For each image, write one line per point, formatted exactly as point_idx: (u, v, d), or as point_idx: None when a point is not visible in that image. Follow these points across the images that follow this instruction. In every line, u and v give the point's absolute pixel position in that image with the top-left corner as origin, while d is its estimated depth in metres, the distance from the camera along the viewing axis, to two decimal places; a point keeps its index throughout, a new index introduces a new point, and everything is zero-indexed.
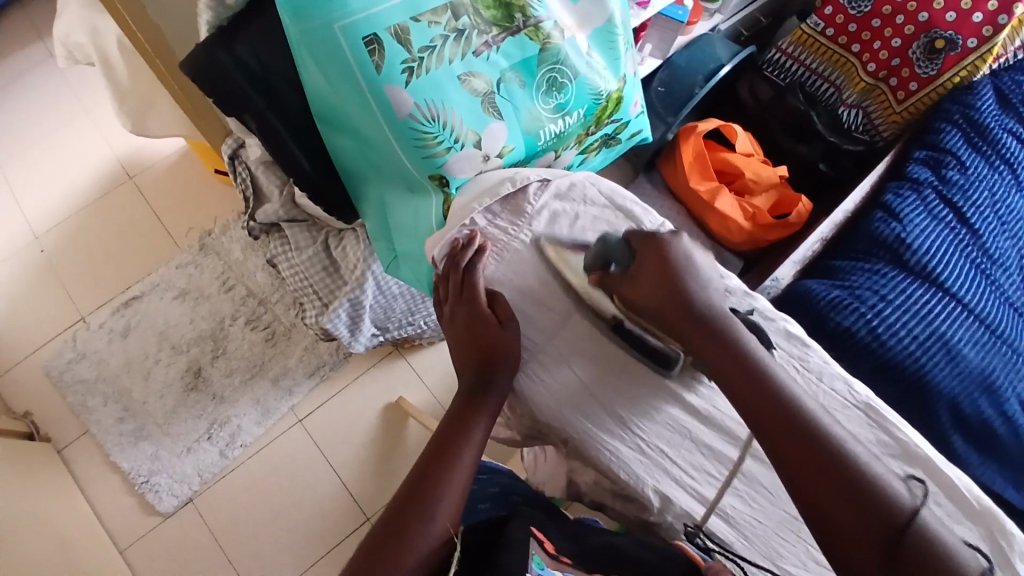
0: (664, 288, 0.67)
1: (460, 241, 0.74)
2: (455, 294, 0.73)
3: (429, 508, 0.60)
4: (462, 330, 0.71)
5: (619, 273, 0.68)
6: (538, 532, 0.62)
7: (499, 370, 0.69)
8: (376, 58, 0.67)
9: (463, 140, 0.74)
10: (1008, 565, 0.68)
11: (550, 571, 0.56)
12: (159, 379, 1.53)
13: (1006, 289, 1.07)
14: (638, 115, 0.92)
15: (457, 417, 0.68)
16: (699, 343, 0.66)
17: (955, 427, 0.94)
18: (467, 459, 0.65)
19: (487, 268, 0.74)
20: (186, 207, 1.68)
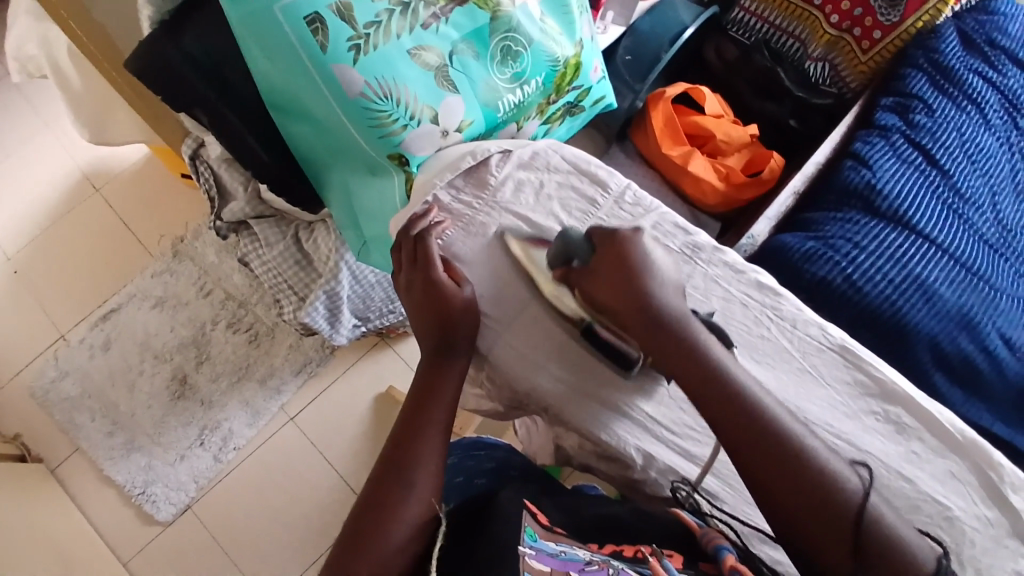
0: (625, 287, 0.65)
1: (418, 213, 0.73)
2: (412, 262, 0.71)
3: (408, 476, 0.62)
4: (421, 296, 0.69)
5: (583, 269, 0.67)
6: (531, 506, 0.61)
7: (456, 331, 0.68)
8: (320, 37, 0.65)
9: (419, 116, 0.72)
10: (999, 496, 0.70)
11: (543, 542, 0.55)
12: (145, 390, 1.51)
13: (979, 227, 1.07)
14: (600, 80, 0.91)
15: (424, 381, 0.68)
16: (665, 349, 0.64)
17: (937, 366, 0.95)
18: (439, 420, 0.66)
19: (446, 239, 0.73)
20: (157, 215, 1.65)
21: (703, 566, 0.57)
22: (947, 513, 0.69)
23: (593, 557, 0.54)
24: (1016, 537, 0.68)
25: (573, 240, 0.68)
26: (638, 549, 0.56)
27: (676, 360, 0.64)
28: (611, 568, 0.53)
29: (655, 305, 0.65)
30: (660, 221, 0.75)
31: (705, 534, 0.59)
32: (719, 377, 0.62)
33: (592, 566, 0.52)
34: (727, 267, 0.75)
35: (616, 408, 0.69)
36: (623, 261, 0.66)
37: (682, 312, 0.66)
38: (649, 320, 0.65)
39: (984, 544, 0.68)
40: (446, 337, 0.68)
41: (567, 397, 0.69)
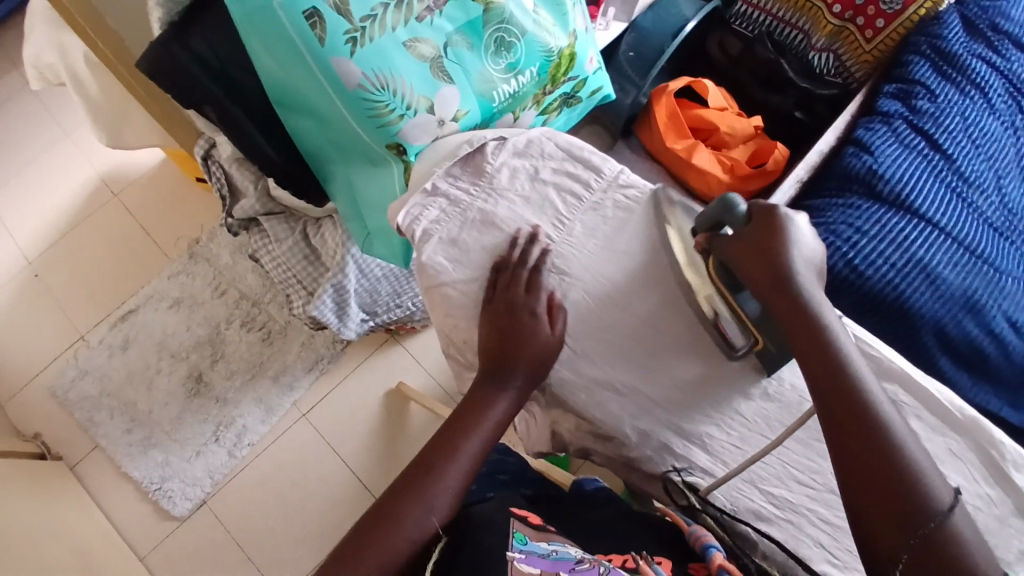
0: (770, 260, 0.63)
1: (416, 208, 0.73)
2: (505, 285, 0.70)
3: (440, 472, 0.62)
4: (499, 328, 0.68)
5: (726, 237, 0.66)
6: (519, 510, 0.60)
7: (516, 361, 0.67)
8: (318, 31, 0.68)
9: (416, 107, 0.74)
10: (1002, 474, 0.69)
11: (534, 544, 0.53)
12: (162, 388, 1.55)
13: (984, 211, 1.06)
14: (595, 71, 0.92)
15: (467, 409, 0.67)
16: (796, 319, 0.62)
17: (943, 349, 0.94)
18: (471, 450, 0.64)
19: (422, 224, 0.73)
20: (172, 218, 1.70)
21: (692, 567, 0.58)
22: None
23: (584, 557, 0.52)
24: (1018, 515, 0.68)
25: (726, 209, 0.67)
26: (628, 557, 0.53)
27: (805, 331, 0.61)
28: (603, 566, 0.50)
29: (796, 277, 0.62)
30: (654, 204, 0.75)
31: (693, 532, 0.58)
32: (843, 354, 0.59)
33: (582, 564, 0.50)
34: None
35: (613, 389, 0.70)
36: (772, 232, 0.64)
37: (815, 286, 0.63)
38: (789, 289, 0.62)
39: (987, 523, 0.68)
40: (488, 335, 0.68)
41: (566, 381, 0.70)
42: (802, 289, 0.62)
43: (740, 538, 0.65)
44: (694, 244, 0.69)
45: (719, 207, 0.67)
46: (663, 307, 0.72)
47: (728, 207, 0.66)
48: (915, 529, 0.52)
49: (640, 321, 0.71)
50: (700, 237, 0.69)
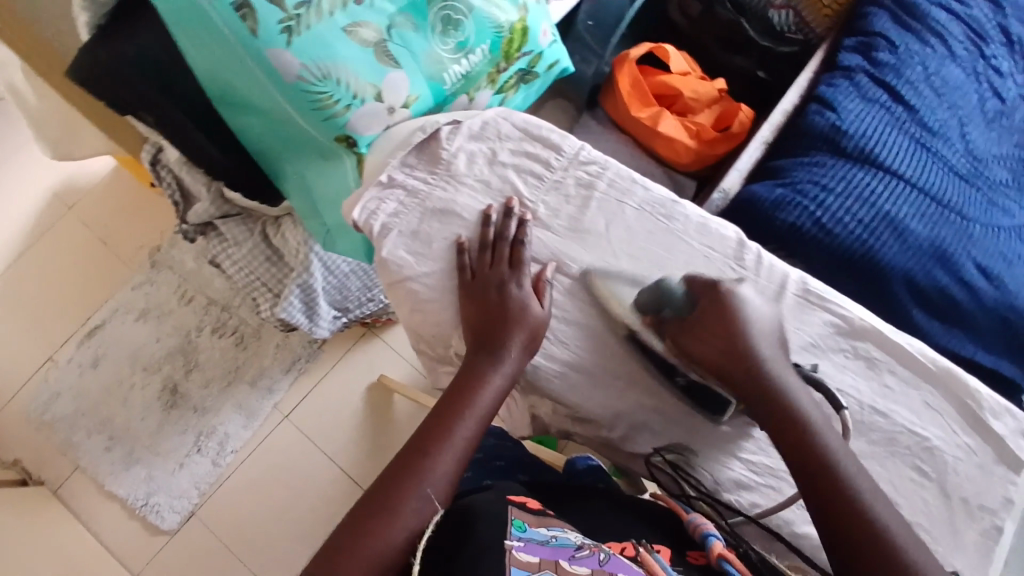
0: (725, 334, 0.63)
1: (372, 202, 0.71)
2: (486, 264, 0.67)
3: (434, 450, 0.56)
4: (485, 306, 0.65)
5: (674, 320, 0.66)
6: (517, 496, 0.53)
7: (510, 336, 0.64)
8: (249, 23, 0.64)
9: (362, 95, 0.71)
10: (979, 421, 0.70)
11: (533, 531, 0.47)
12: (138, 402, 1.51)
13: (949, 160, 1.06)
14: (551, 44, 0.90)
15: (460, 385, 0.61)
16: (760, 400, 0.61)
17: (914, 301, 0.94)
18: (467, 432, 0.58)
19: (380, 218, 0.70)
20: (131, 227, 1.64)
21: (691, 556, 0.56)
22: (927, 444, 0.70)
23: (583, 541, 0.48)
24: (999, 463, 0.69)
25: (672, 293, 0.66)
26: (627, 545, 0.50)
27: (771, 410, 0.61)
28: (603, 551, 0.47)
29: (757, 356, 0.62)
30: (615, 177, 0.74)
31: (691, 521, 0.57)
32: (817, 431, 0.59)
33: (582, 551, 0.46)
34: (687, 221, 0.73)
35: (588, 371, 0.69)
36: (722, 313, 0.64)
37: (779, 364, 0.63)
38: (752, 371, 0.62)
39: (970, 474, 0.69)
40: (487, 320, 0.64)
41: (542, 368, 0.68)
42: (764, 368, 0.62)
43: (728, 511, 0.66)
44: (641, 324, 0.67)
45: (662, 289, 0.67)
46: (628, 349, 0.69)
47: (671, 291, 0.66)
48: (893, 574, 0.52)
49: (609, 297, 0.70)
50: (645, 318, 0.67)
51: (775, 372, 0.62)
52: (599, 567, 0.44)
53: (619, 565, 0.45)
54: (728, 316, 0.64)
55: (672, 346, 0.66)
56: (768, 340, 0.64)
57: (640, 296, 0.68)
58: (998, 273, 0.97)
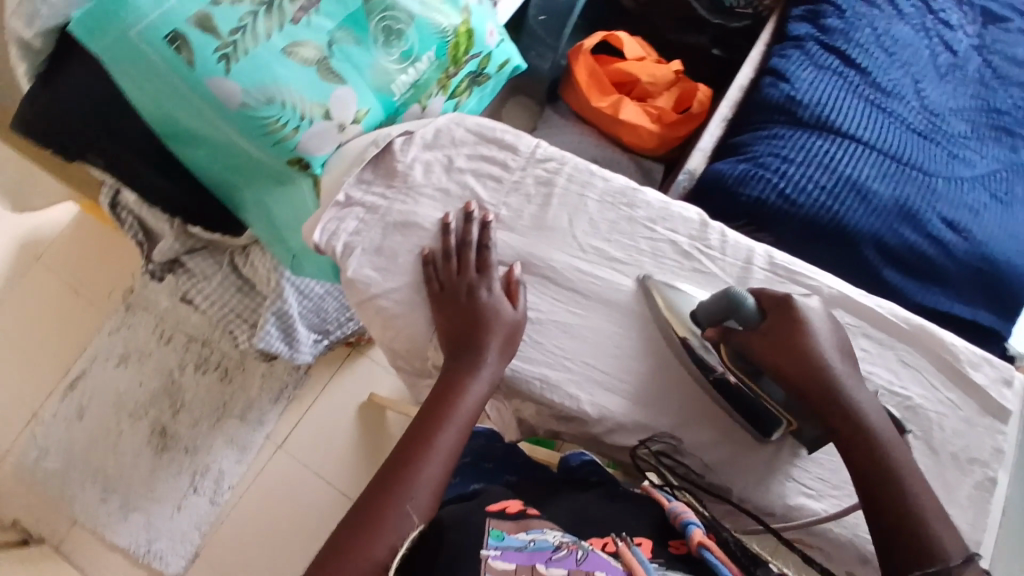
0: (799, 339, 0.62)
1: (329, 228, 0.69)
2: (453, 272, 0.66)
3: (416, 464, 0.55)
4: (458, 314, 0.65)
5: (743, 331, 0.63)
6: (492, 504, 0.51)
7: (487, 339, 0.63)
8: (185, 54, 0.64)
9: (310, 115, 0.70)
10: (958, 373, 0.72)
11: (512, 539, 0.46)
12: (128, 448, 1.49)
13: (906, 118, 1.07)
14: (498, 43, 0.89)
15: (439, 398, 0.60)
16: (831, 413, 0.61)
17: (885, 260, 0.95)
18: (448, 444, 0.57)
19: (341, 238, 0.69)
20: (100, 272, 1.61)
21: (672, 546, 0.54)
22: (910, 403, 0.71)
23: (563, 539, 0.46)
24: (984, 413, 0.71)
25: (743, 307, 0.63)
26: (607, 540, 0.49)
27: (845, 433, 0.61)
28: (581, 549, 0.45)
29: (828, 368, 0.62)
30: (573, 171, 0.74)
31: (671, 509, 0.56)
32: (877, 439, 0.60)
33: (559, 552, 0.45)
34: (648, 206, 0.73)
35: (567, 368, 0.68)
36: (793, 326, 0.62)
37: (848, 376, 0.62)
38: (826, 384, 0.61)
39: (954, 427, 0.71)
40: (462, 332, 0.63)
41: (520, 371, 0.68)
42: (838, 383, 0.61)
43: (713, 491, 0.68)
44: (705, 336, 0.65)
45: (733, 303, 0.63)
46: (651, 361, 0.69)
47: (743, 305, 0.63)
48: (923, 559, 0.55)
49: (577, 292, 0.70)
50: (709, 331, 0.65)
51: (851, 390, 0.61)
52: (575, 567, 0.43)
53: (595, 562, 0.44)
54: (802, 325, 0.62)
55: (733, 357, 0.64)
56: (834, 349, 0.63)
57: (706, 305, 0.65)
58: (965, 225, 0.98)
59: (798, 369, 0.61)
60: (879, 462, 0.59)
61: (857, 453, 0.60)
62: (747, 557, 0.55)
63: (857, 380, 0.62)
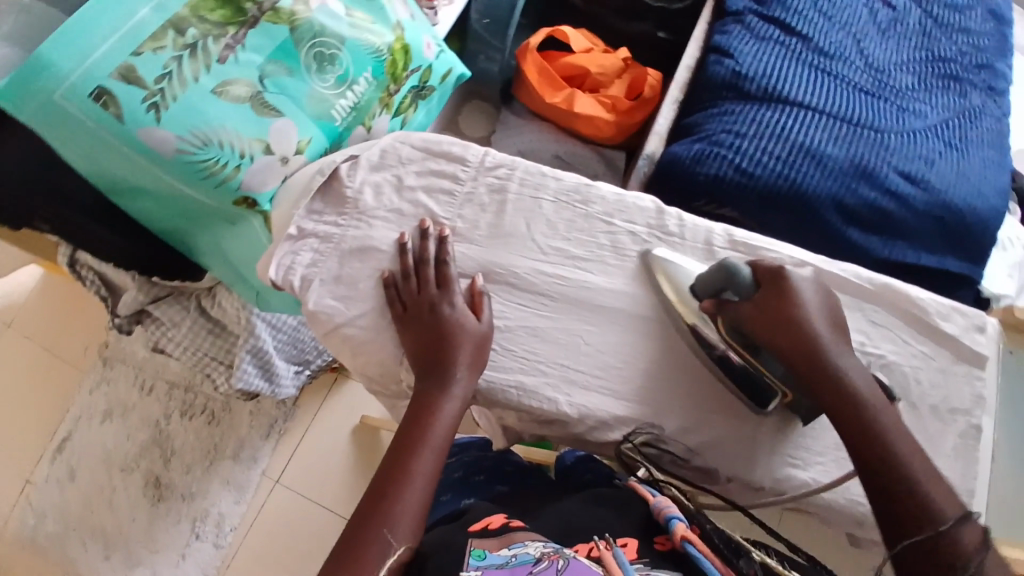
0: (790, 310, 0.62)
1: (286, 264, 0.69)
2: (414, 292, 0.66)
3: (393, 493, 0.57)
4: (423, 333, 0.65)
5: (739, 303, 0.64)
6: (477, 522, 0.55)
7: (455, 356, 0.63)
8: (112, 109, 0.65)
9: (250, 152, 0.71)
10: (929, 326, 0.73)
11: (495, 556, 0.48)
12: (125, 503, 1.45)
13: (853, 78, 1.07)
14: (438, 55, 0.89)
15: (413, 422, 0.61)
16: (823, 385, 0.61)
17: (847, 221, 0.96)
18: (425, 469, 0.58)
19: (297, 273, 0.68)
20: (74, 329, 1.58)
21: (658, 543, 0.55)
22: (885, 360, 0.72)
23: (545, 550, 0.48)
24: (959, 362, 0.72)
25: (739, 278, 0.64)
26: (590, 545, 0.51)
27: (839, 401, 0.61)
28: (562, 558, 0.47)
29: (819, 341, 0.62)
30: (525, 175, 0.73)
31: (655, 506, 0.57)
32: (867, 404, 0.60)
33: (540, 564, 0.46)
34: (604, 200, 0.73)
35: (541, 372, 0.68)
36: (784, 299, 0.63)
37: (836, 344, 0.62)
38: (815, 355, 0.61)
39: (931, 379, 0.72)
40: (429, 350, 0.64)
41: (494, 382, 0.67)
42: (826, 355, 0.61)
43: (702, 471, 0.68)
44: (700, 308, 0.67)
45: (728, 270, 0.64)
46: (624, 355, 0.69)
47: (737, 273, 0.64)
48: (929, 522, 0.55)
49: (543, 294, 0.70)
50: (706, 302, 0.66)
51: (836, 356, 0.62)
52: None
53: (576, 569, 0.46)
54: (792, 296, 0.63)
55: (728, 326, 0.65)
56: (824, 320, 0.63)
57: (704, 278, 0.66)
58: (922, 176, 0.99)
59: (791, 338, 0.62)
60: (860, 429, 0.60)
61: (850, 420, 0.60)
62: (730, 550, 0.55)
63: (844, 348, 0.63)
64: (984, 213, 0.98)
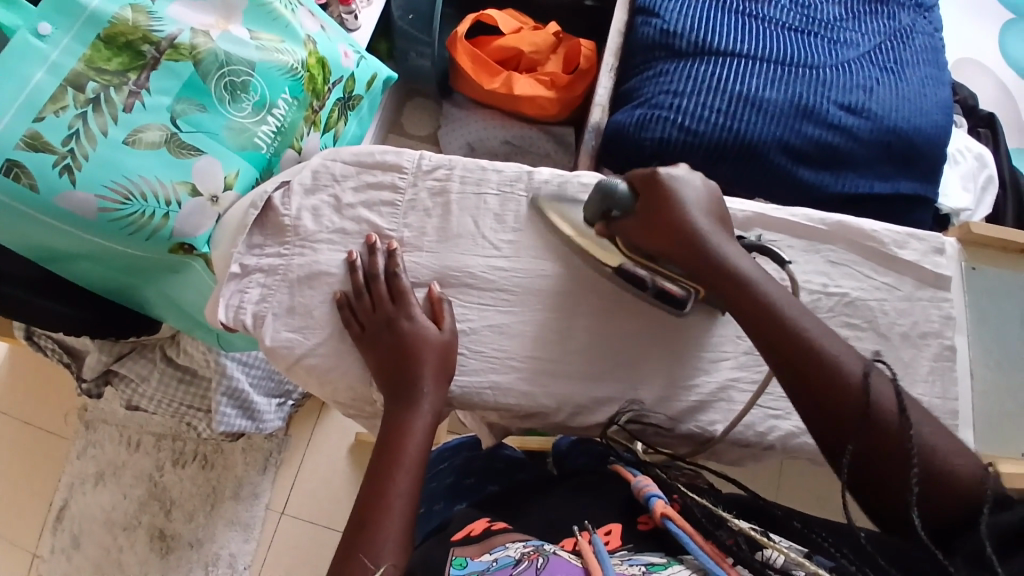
0: (667, 222, 0.63)
1: (237, 306, 0.68)
2: (369, 309, 0.66)
3: (376, 520, 0.57)
4: (384, 352, 0.65)
5: (625, 217, 0.66)
6: (458, 531, 0.55)
7: (420, 371, 0.63)
8: (25, 180, 0.66)
9: (177, 198, 0.74)
10: (886, 257, 0.74)
11: (476, 564, 0.49)
12: (135, 563, 1.36)
13: (780, 17, 1.06)
14: (358, 63, 0.93)
15: (385, 444, 0.62)
16: (731, 292, 0.61)
17: (796, 162, 0.97)
18: (402, 488, 0.59)
19: (247, 311, 0.68)
20: (43, 397, 1.47)
21: (640, 522, 0.58)
22: (848, 298, 0.72)
23: (524, 550, 0.50)
24: (922, 286, 0.73)
25: (615, 193, 0.65)
26: (572, 538, 0.53)
27: (741, 302, 0.61)
28: (541, 555, 0.49)
29: (701, 237, 0.62)
30: (464, 172, 0.72)
31: (636, 484, 0.59)
32: (786, 314, 0.59)
33: (520, 565, 0.47)
34: (547, 184, 0.73)
35: (515, 367, 0.68)
36: (663, 199, 0.64)
37: (717, 235, 0.63)
38: (697, 251, 0.62)
39: (897, 307, 0.73)
40: (393, 365, 0.64)
41: (466, 389, 0.67)
42: (709, 249, 0.62)
43: (689, 438, 0.68)
44: (597, 233, 0.68)
45: (604, 191, 0.66)
46: (590, 337, 0.69)
47: (613, 189, 0.65)
48: (863, 417, 0.55)
49: (500, 289, 0.69)
50: (598, 229, 0.68)
51: (718, 246, 0.62)
52: None
53: (555, 565, 0.47)
54: (670, 202, 0.63)
55: (625, 243, 0.67)
56: (704, 213, 0.64)
57: (588, 205, 0.68)
58: (863, 105, 0.98)
59: (671, 236, 0.63)
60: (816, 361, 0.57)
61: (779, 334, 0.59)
62: (709, 521, 0.57)
63: (727, 237, 0.63)
64: (929, 131, 0.98)
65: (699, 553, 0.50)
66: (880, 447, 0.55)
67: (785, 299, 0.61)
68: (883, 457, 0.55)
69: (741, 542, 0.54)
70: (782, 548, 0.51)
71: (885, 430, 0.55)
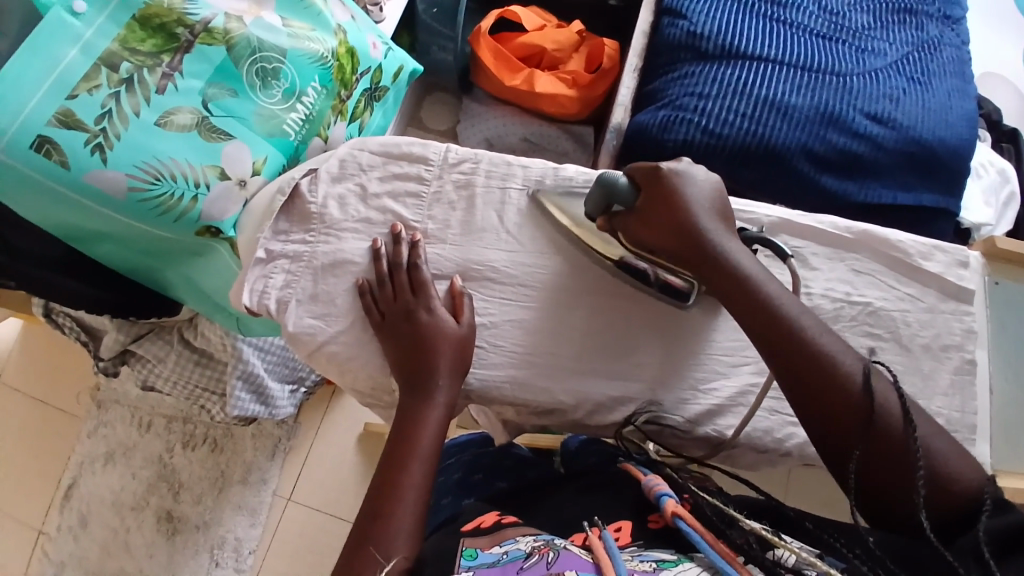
0: (671, 220, 0.64)
1: (261, 291, 0.68)
2: (390, 298, 0.66)
3: (388, 510, 0.57)
4: (402, 342, 0.65)
5: (627, 212, 0.66)
6: (468, 523, 0.55)
7: (436, 363, 0.64)
8: (57, 157, 0.67)
9: (206, 180, 0.74)
10: (910, 267, 0.73)
11: (487, 555, 0.49)
12: (141, 543, 1.37)
13: (807, 24, 1.06)
14: (385, 54, 0.93)
15: (400, 435, 0.62)
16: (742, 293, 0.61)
17: (819, 169, 0.96)
18: (415, 479, 0.59)
19: (272, 296, 0.68)
20: (57, 376, 1.49)
21: (650, 521, 0.58)
22: (871, 307, 0.72)
23: (535, 544, 0.50)
24: (946, 299, 0.73)
25: (618, 186, 0.65)
26: (582, 534, 0.53)
27: (739, 303, 0.61)
28: (552, 550, 0.49)
29: (704, 235, 0.63)
30: (491, 166, 0.72)
31: (646, 482, 0.59)
32: (794, 316, 0.59)
33: (531, 559, 0.47)
34: (573, 181, 0.73)
35: (534, 363, 0.68)
36: (666, 197, 0.65)
37: (721, 234, 0.64)
38: (699, 250, 0.63)
39: (919, 319, 0.72)
40: (413, 357, 0.64)
41: (485, 383, 0.67)
42: (705, 237, 0.63)
43: (705, 441, 0.68)
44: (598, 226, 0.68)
45: (607, 184, 0.65)
46: (608, 337, 0.69)
47: (616, 184, 0.65)
48: (867, 419, 0.56)
49: (521, 284, 0.70)
50: (599, 221, 0.68)
51: (722, 245, 0.63)
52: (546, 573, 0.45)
53: (566, 559, 0.47)
54: (677, 199, 0.64)
55: (627, 237, 0.67)
56: (710, 212, 0.65)
57: (589, 199, 0.67)
58: (889, 115, 0.97)
59: (674, 234, 0.64)
60: (824, 370, 0.57)
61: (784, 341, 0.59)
62: (720, 520, 0.57)
63: (731, 237, 0.64)
64: (954, 143, 0.97)
65: (710, 551, 0.50)
66: (891, 451, 0.55)
67: (787, 298, 0.61)
68: (893, 462, 0.55)
69: (752, 541, 0.54)
70: (794, 548, 0.51)
71: (892, 437, 0.56)
